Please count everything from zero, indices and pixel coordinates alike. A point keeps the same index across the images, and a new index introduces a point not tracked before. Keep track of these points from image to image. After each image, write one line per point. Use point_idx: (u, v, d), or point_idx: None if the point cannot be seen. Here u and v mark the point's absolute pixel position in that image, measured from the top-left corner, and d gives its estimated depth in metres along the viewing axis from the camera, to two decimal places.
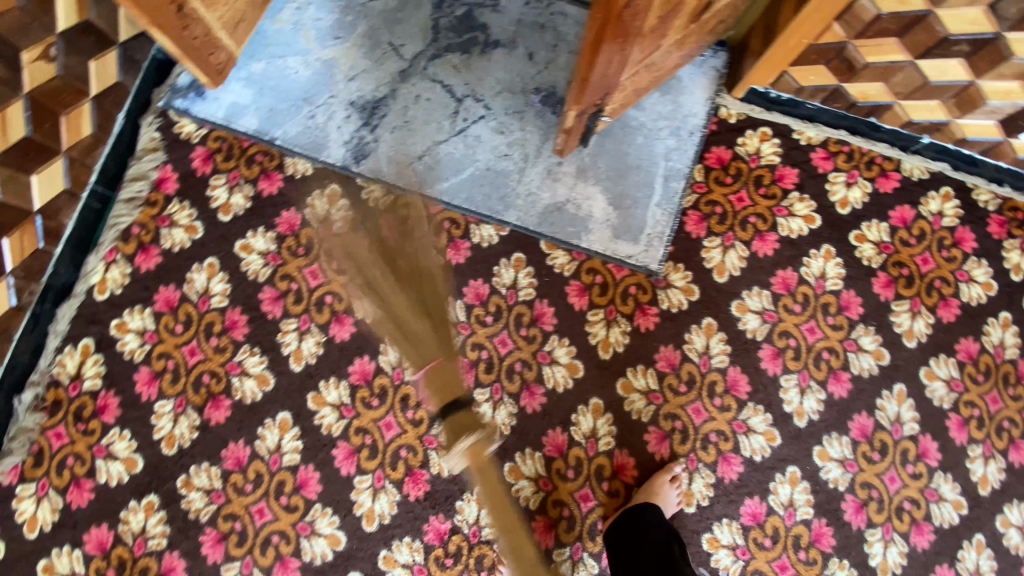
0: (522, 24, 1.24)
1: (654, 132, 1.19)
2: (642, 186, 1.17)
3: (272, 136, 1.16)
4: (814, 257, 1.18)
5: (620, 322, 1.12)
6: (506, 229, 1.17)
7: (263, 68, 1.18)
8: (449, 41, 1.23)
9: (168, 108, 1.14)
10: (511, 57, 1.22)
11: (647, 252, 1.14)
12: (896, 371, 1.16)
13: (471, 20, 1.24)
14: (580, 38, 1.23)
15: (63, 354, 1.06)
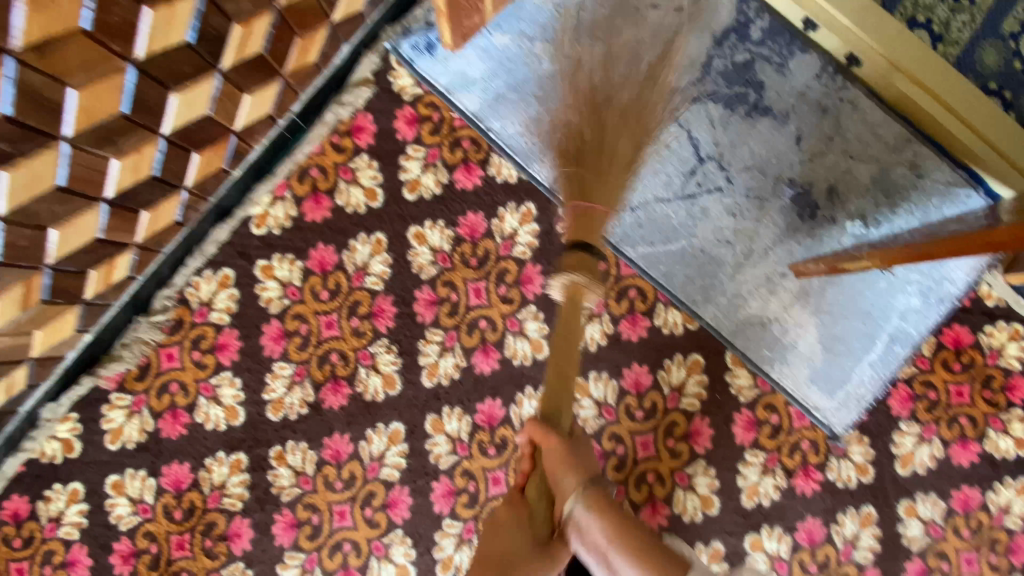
0: (803, 98, 1.04)
1: (901, 282, 1.02)
2: (862, 336, 1.02)
3: (488, 127, 1.02)
4: (1005, 485, 1.02)
5: (776, 474, 1.00)
6: (695, 323, 1.02)
7: (506, 43, 1.04)
8: (716, 88, 1.05)
9: (392, 52, 1.00)
10: (777, 133, 1.04)
11: (838, 412, 1.01)
12: None
13: (749, 73, 1.05)
14: (861, 141, 1.04)
15: (199, 276, 0.98)
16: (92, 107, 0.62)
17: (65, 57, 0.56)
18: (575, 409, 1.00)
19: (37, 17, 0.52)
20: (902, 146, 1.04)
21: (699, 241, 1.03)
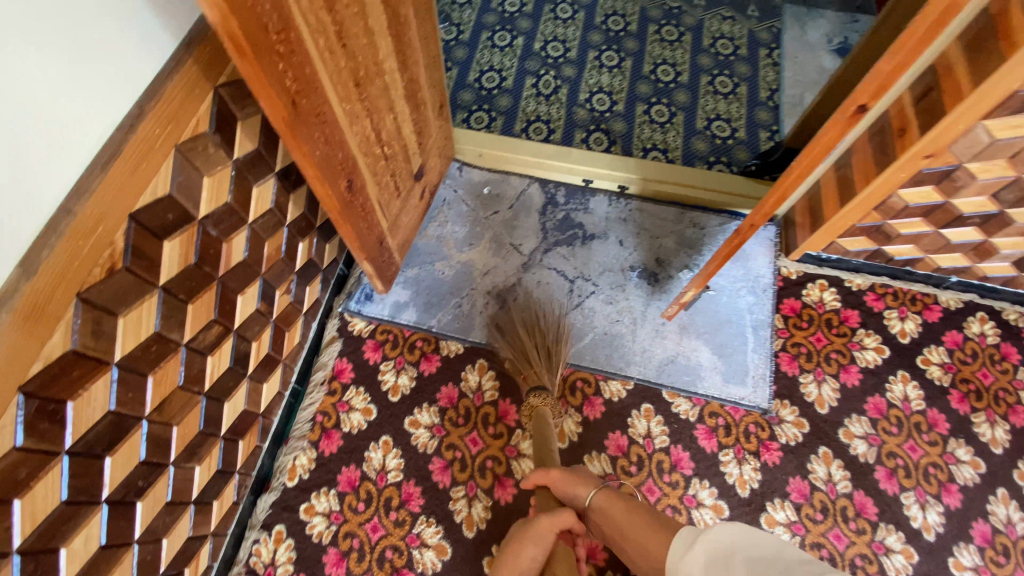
0: (609, 219, 1.64)
1: (737, 292, 1.49)
2: (736, 336, 1.45)
3: (430, 325, 1.43)
4: (894, 382, 1.40)
5: (749, 459, 1.31)
6: (630, 382, 1.40)
7: (416, 272, 1.50)
8: (557, 238, 1.61)
9: (345, 310, 1.42)
10: (607, 245, 1.60)
11: (756, 392, 1.38)
12: (995, 478, 1.32)
13: (570, 221, 1.64)
14: (657, 225, 1.62)
15: (259, 542, 1.18)
16: (185, 431, 0.94)
17: (171, 406, 0.89)
18: None
19: (159, 389, 0.86)
20: (678, 217, 1.63)
21: (600, 329, 1.47)
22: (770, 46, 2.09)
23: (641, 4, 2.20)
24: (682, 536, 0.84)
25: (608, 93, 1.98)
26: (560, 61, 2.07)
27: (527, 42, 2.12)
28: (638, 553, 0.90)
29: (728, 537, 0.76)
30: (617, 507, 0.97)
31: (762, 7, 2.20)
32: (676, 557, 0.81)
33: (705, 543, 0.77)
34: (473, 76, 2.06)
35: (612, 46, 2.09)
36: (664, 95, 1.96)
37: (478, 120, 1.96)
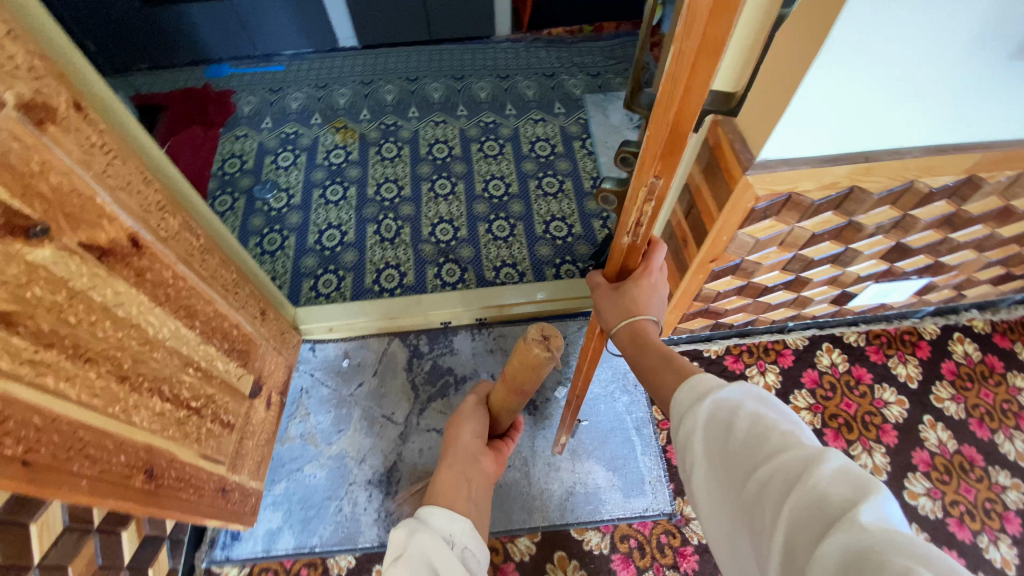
0: (476, 354, 1.62)
1: (611, 396, 1.55)
2: (623, 443, 1.47)
3: (312, 545, 1.33)
4: None
5: (670, 575, 1.30)
6: (538, 533, 1.36)
7: (285, 486, 1.41)
8: (428, 392, 1.55)
9: (211, 563, 1.31)
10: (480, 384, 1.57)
11: (656, 499, 1.39)
12: None
13: (438, 369, 1.59)
14: None
15: None
16: None
17: None
18: None
19: None
20: None
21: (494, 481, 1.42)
22: (581, 137, 2.31)
23: (460, 126, 2.36)
24: (696, 381, 0.68)
25: (451, 221, 2.04)
26: (396, 201, 2.11)
27: (360, 190, 2.15)
28: (655, 384, 0.77)
29: (739, 395, 0.64)
30: (641, 338, 0.82)
31: (566, 103, 2.43)
32: (682, 407, 0.67)
33: (713, 395, 0.65)
34: (312, 239, 2.01)
35: (442, 173, 2.19)
36: (501, 209, 2.08)
37: (327, 284, 1.88)
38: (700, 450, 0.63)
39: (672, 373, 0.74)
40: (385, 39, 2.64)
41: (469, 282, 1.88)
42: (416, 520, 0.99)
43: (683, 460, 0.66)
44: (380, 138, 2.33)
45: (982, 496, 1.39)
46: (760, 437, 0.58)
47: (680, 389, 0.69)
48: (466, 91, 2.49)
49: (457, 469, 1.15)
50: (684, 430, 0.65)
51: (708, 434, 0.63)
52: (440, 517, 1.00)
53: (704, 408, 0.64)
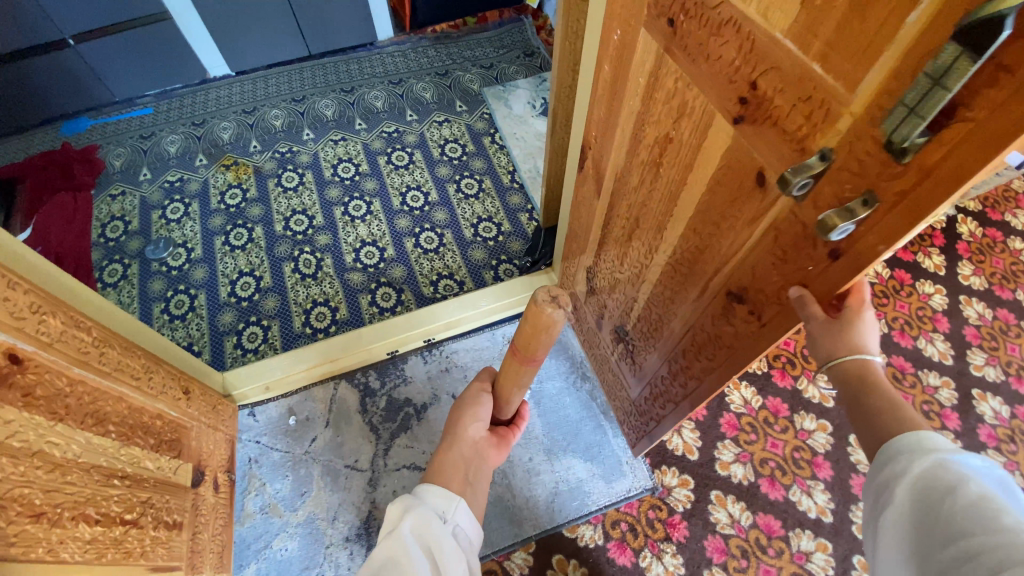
0: (432, 377, 1.56)
1: (574, 387, 1.56)
2: (594, 430, 1.49)
3: None
4: (731, 392, 1.54)
5: (665, 547, 1.33)
6: (531, 543, 1.34)
7: (254, 568, 1.29)
8: (390, 429, 1.47)
9: None
10: (442, 407, 1.51)
11: (637, 477, 1.42)
12: (843, 428, 1.48)
13: (395, 401, 1.51)
14: (476, 360, 1.60)
15: None
16: None
17: None
18: None
19: None
20: (488, 342, 1.64)
21: None
22: (490, 132, 2.28)
23: (362, 142, 2.24)
24: (930, 436, 0.64)
25: (374, 243, 1.94)
26: (310, 232, 1.97)
27: (267, 228, 1.99)
28: (865, 424, 0.71)
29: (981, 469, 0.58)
30: (868, 376, 0.69)
31: (466, 100, 2.38)
32: (894, 449, 0.66)
33: (941, 454, 0.61)
34: (225, 292, 1.84)
35: (354, 194, 2.08)
36: (424, 220, 2.00)
37: (252, 337, 1.73)
38: (909, 502, 0.62)
39: (895, 420, 0.68)
40: (260, 62, 2.45)
41: (408, 303, 1.80)
42: (414, 497, 1.00)
43: (876, 503, 0.66)
44: (277, 168, 2.16)
45: (917, 400, 1.53)
46: (986, 515, 0.54)
47: (899, 435, 0.66)
48: (360, 103, 2.37)
49: (455, 455, 1.11)
50: (888, 473, 0.65)
51: (916, 490, 0.62)
52: (437, 493, 1.01)
53: (926, 462, 0.62)
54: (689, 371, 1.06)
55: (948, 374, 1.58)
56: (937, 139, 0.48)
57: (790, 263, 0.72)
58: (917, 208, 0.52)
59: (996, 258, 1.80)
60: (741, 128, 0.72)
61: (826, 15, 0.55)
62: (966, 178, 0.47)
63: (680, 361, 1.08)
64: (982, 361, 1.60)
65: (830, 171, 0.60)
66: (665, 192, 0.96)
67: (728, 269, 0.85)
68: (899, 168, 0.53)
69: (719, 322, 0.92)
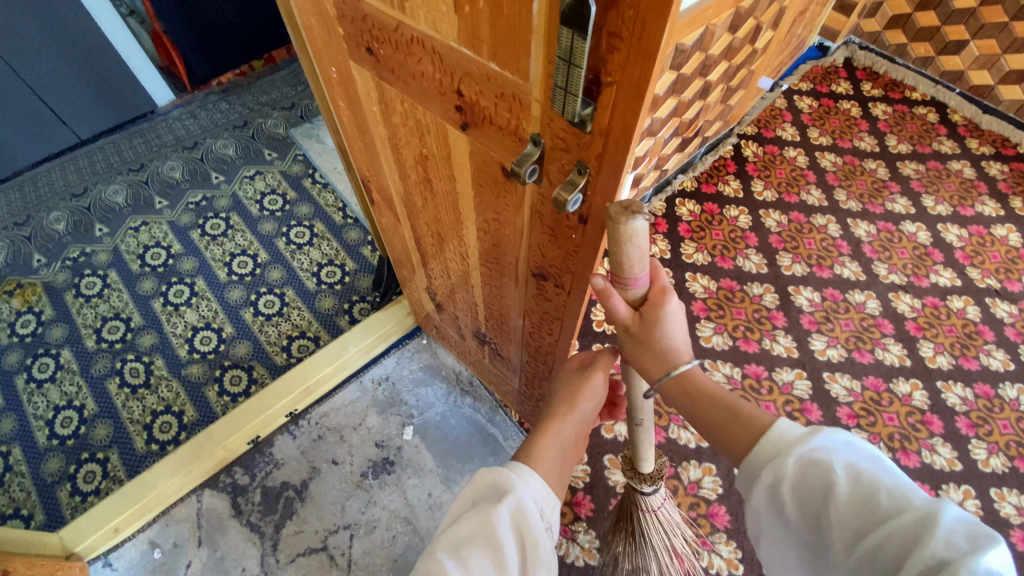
0: (305, 450, 1.46)
1: (455, 405, 1.55)
2: (485, 441, 1.49)
3: None
4: None
5: (577, 527, 1.37)
6: None
7: None
8: (274, 522, 1.36)
9: None
10: (326, 477, 1.42)
11: None
12: (698, 357, 1.63)
13: (273, 490, 1.40)
14: (349, 415, 1.52)
15: None
16: None
17: None
18: None
19: None
20: (356, 391, 1.56)
21: (387, 561, 1.32)
22: (308, 173, 2.16)
23: (167, 220, 2.02)
24: (775, 433, 0.63)
25: (208, 326, 1.76)
26: (130, 337, 1.75)
27: (76, 348, 1.73)
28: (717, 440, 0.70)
29: (827, 447, 0.59)
30: (690, 390, 0.71)
31: (274, 146, 2.24)
32: (756, 463, 0.63)
33: (795, 450, 0.60)
34: (42, 437, 1.57)
35: (171, 280, 1.87)
36: (258, 285, 1.86)
37: (90, 477, 1.50)
38: (797, 504, 0.60)
39: (741, 425, 0.67)
40: (20, 163, 2.11)
41: (262, 379, 1.66)
42: (525, 472, 0.65)
43: (771, 520, 0.64)
44: (72, 278, 1.88)
45: (750, 311, 1.72)
46: (862, 500, 0.54)
47: (753, 444, 0.65)
48: (155, 179, 2.13)
49: (559, 437, 0.74)
50: (767, 488, 0.62)
51: (798, 496, 0.60)
52: (540, 479, 0.66)
53: (788, 466, 0.60)
54: (543, 349, 0.97)
55: (768, 281, 1.79)
56: (600, 105, 0.44)
57: (562, 240, 0.65)
58: (616, 165, 0.48)
59: (778, 169, 2.07)
60: (469, 134, 0.62)
61: (471, 16, 0.48)
62: (635, 130, 0.44)
63: (533, 342, 0.99)
64: (790, 261, 1.83)
65: (547, 154, 0.53)
66: (446, 206, 0.83)
67: (521, 263, 0.78)
68: (586, 136, 0.48)
69: (540, 301, 0.83)
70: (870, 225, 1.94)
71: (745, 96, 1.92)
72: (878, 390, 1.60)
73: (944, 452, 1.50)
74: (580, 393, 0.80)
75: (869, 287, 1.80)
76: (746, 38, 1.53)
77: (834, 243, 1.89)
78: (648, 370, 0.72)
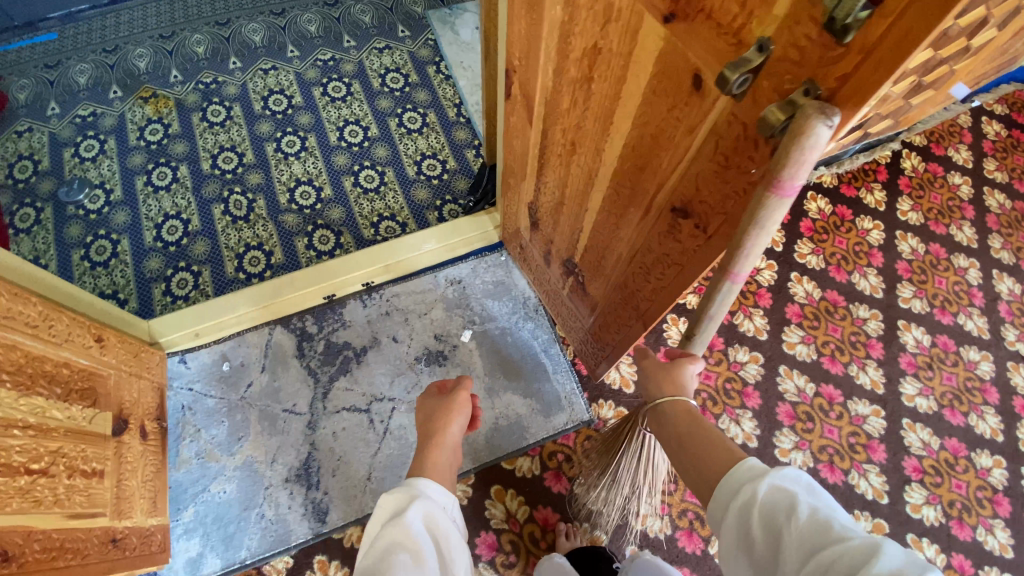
0: (371, 321, 1.53)
1: (517, 327, 1.55)
2: (536, 368, 1.50)
3: (241, 558, 1.26)
4: (670, 326, 1.55)
5: None
6: (471, 476, 1.38)
7: (195, 512, 1.29)
8: (329, 373, 1.45)
9: None
10: (383, 352, 1.49)
11: (575, 411, 1.46)
12: (774, 359, 1.53)
13: (334, 346, 1.48)
14: (417, 303, 1.56)
15: None
16: None
17: None
18: None
19: None
20: (429, 284, 1.60)
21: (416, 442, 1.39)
22: (434, 61, 2.11)
23: (295, 71, 2.06)
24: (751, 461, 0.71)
25: (310, 182, 1.83)
26: (239, 171, 1.84)
27: (193, 167, 1.85)
28: (698, 467, 0.78)
29: (794, 480, 0.65)
30: (687, 416, 0.85)
31: (409, 24, 2.19)
32: (736, 484, 0.70)
33: (768, 478, 0.67)
34: (150, 236, 1.73)
35: (287, 129, 1.94)
36: (363, 157, 1.89)
37: (182, 284, 1.65)
38: (759, 525, 0.65)
39: (724, 452, 0.76)
40: None
41: (347, 246, 1.73)
42: (415, 485, 0.96)
43: (731, 539, 0.68)
44: (201, 102, 1.98)
45: (846, 332, 1.59)
46: (819, 524, 0.59)
47: (732, 469, 0.72)
48: (292, 28, 2.15)
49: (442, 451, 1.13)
50: (738, 506, 0.68)
51: (763, 518, 0.65)
52: (430, 486, 0.98)
53: (761, 491, 0.66)
54: (640, 294, 0.91)
55: (878, 307, 1.63)
56: (880, 12, 0.38)
57: (732, 174, 0.58)
58: (859, 93, 0.42)
59: (934, 194, 1.82)
60: (673, 29, 0.56)
61: None
62: (910, 53, 0.37)
63: (630, 285, 0.93)
64: (910, 295, 1.65)
65: (768, 66, 0.48)
66: (598, 113, 0.77)
67: (662, 194, 0.72)
68: (838, 51, 0.42)
69: (664, 240, 0.76)
70: (1018, 284, 1.70)
71: (931, 99, 1.66)
72: (955, 454, 1.46)
73: (1003, 538, 1.38)
74: (440, 416, 1.20)
75: (990, 348, 1.61)
76: (969, 29, 1.29)
77: (967, 290, 1.68)
78: (659, 390, 0.90)
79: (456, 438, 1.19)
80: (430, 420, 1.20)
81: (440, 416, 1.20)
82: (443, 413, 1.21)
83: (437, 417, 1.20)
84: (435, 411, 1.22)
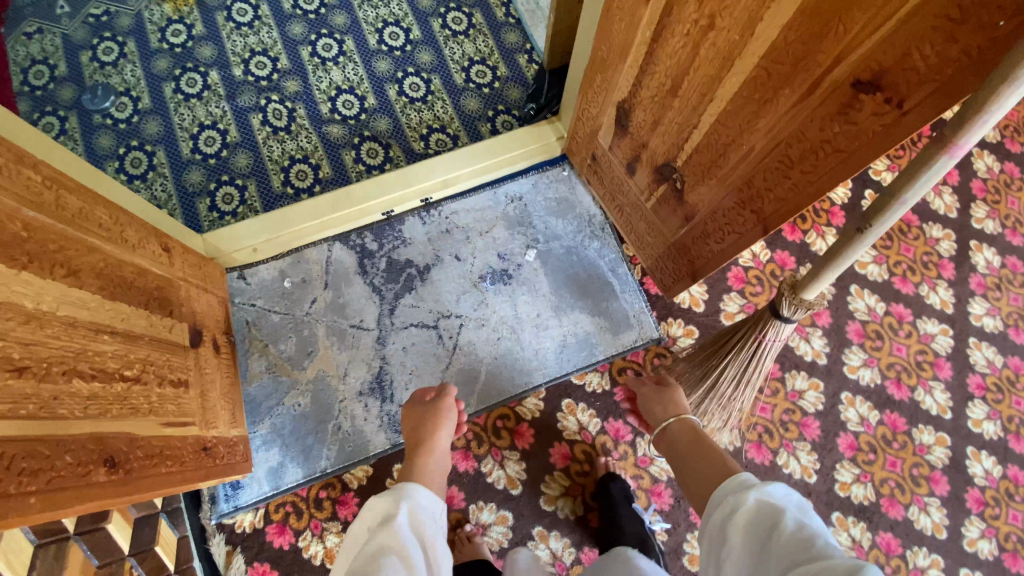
0: (432, 237, 1.47)
1: (583, 244, 1.50)
2: (604, 286, 1.46)
3: (323, 467, 1.28)
4: None
5: None
6: (541, 390, 1.38)
7: (271, 424, 1.30)
8: (393, 289, 1.41)
9: (221, 518, 1.24)
10: (447, 268, 1.44)
11: (644, 328, 1.44)
12: (845, 279, 1.50)
13: (397, 263, 1.43)
14: (478, 219, 1.50)
15: None
16: None
17: None
18: (560, 514, 1.31)
19: None
20: (489, 199, 1.52)
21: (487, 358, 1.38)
22: None
23: None
24: (742, 479, 0.82)
25: (352, 90, 1.70)
26: (275, 78, 1.70)
27: (224, 73, 1.71)
28: (701, 487, 0.92)
29: (784, 498, 0.74)
30: (692, 435, 1.05)
31: None
32: (727, 498, 0.80)
33: (757, 493, 0.76)
34: (187, 148, 1.62)
35: (321, 31, 1.77)
36: (407, 63, 1.75)
37: (228, 199, 1.57)
38: (741, 539, 0.73)
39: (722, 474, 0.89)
40: None
41: (397, 160, 1.63)
42: (404, 486, 0.90)
43: (716, 548, 0.77)
44: None
45: (918, 252, 1.55)
46: (800, 538, 0.66)
47: (724, 487, 0.83)
48: None
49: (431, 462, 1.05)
50: (725, 518, 0.78)
51: (749, 528, 0.74)
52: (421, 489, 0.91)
53: (750, 502, 0.76)
54: (767, 193, 0.86)
55: (951, 227, 1.58)
56: None
57: (964, 28, 0.53)
58: None
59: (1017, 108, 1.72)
60: None
61: None
62: None
63: (754, 184, 0.88)
64: (985, 215, 1.60)
65: None
66: None
67: (845, 67, 0.66)
68: None
69: (831, 124, 0.71)
70: None
71: None
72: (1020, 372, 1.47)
73: None
74: (425, 424, 1.12)
75: None
76: None
77: None
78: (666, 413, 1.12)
79: (446, 447, 1.12)
80: (415, 429, 1.12)
81: (425, 425, 1.12)
82: (427, 422, 1.13)
83: (422, 426, 1.12)
84: (420, 419, 1.14)
